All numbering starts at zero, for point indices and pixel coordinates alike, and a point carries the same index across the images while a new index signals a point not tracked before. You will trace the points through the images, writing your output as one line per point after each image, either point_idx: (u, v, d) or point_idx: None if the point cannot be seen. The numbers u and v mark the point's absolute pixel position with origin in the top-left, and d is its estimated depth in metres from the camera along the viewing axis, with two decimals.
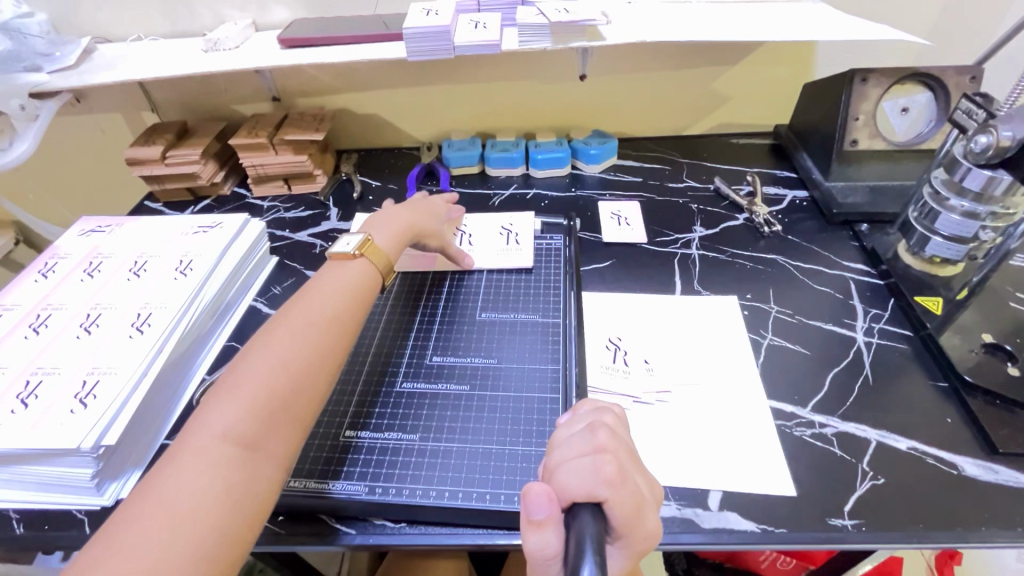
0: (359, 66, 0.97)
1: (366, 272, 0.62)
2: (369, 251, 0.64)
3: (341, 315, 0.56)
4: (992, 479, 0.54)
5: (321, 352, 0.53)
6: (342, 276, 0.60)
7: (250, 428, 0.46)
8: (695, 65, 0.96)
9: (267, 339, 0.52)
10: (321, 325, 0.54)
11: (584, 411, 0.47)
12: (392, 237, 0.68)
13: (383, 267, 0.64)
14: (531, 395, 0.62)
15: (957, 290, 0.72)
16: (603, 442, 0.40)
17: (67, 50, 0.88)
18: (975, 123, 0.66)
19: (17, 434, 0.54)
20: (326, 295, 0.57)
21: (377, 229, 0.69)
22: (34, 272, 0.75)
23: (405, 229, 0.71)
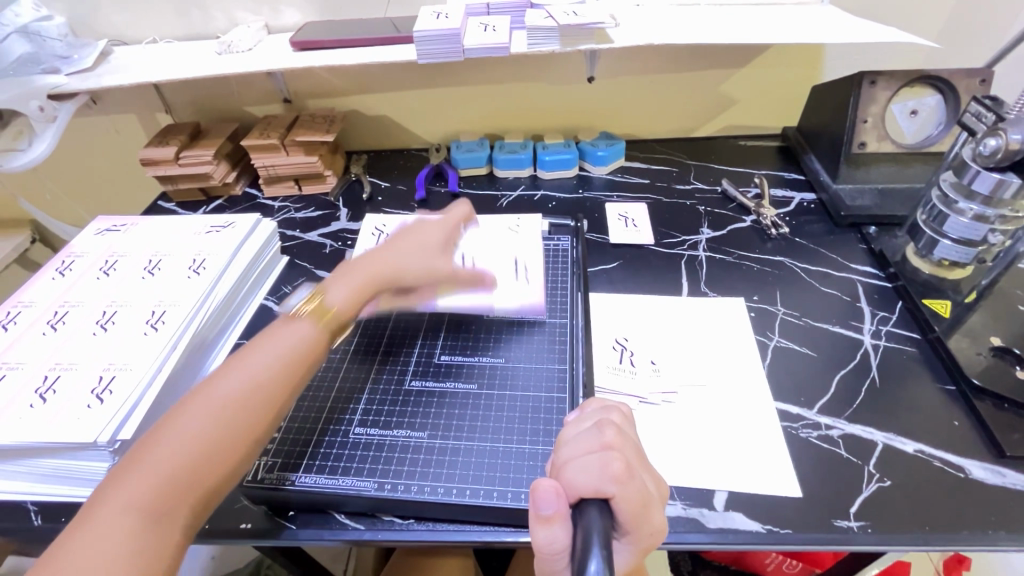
0: (369, 69, 0.98)
1: (311, 335, 0.54)
2: (318, 314, 0.56)
3: (271, 384, 0.50)
4: (1000, 482, 0.54)
5: (239, 430, 0.47)
6: (286, 335, 0.53)
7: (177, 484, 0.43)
8: (703, 67, 0.97)
9: (184, 407, 0.47)
10: (244, 400, 0.48)
11: (591, 410, 0.48)
12: (350, 292, 0.58)
13: (330, 328, 0.56)
14: (540, 395, 0.63)
15: (965, 293, 0.71)
16: (610, 440, 0.41)
17: (85, 53, 0.90)
18: (984, 126, 0.66)
19: (36, 428, 0.56)
20: (260, 357, 0.51)
21: (341, 280, 0.59)
22: (51, 270, 0.77)
23: (371, 281, 0.60)
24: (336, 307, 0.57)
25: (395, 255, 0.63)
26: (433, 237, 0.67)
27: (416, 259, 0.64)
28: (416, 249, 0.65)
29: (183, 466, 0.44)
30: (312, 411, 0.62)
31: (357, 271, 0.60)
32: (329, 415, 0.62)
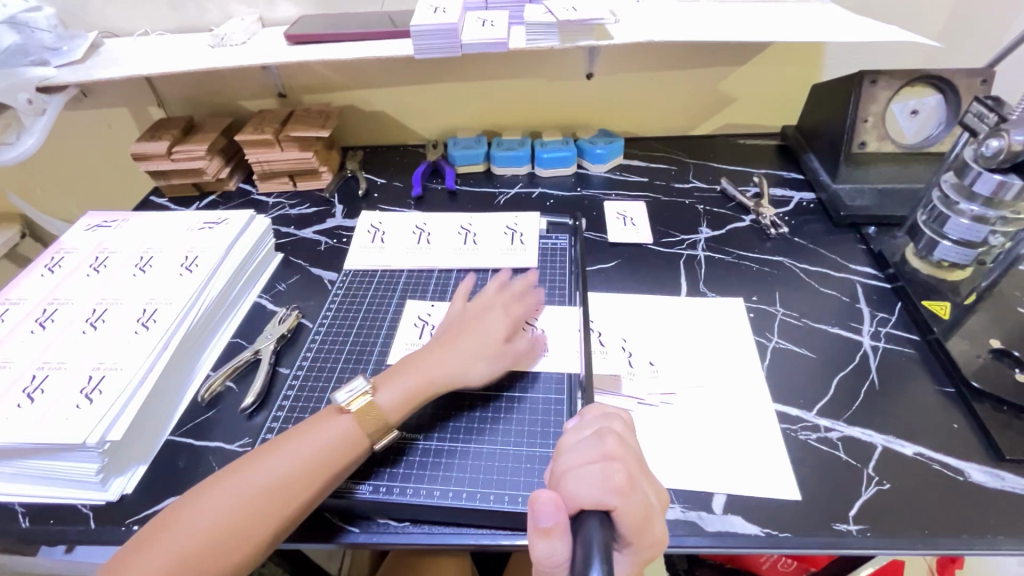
0: (365, 63, 0.96)
1: (349, 433, 0.53)
2: (363, 413, 0.54)
3: (301, 479, 0.49)
4: (999, 485, 0.54)
5: (259, 520, 0.47)
6: (323, 431, 0.52)
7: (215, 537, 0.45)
8: (703, 65, 0.96)
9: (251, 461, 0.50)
10: (272, 489, 0.48)
11: (591, 417, 0.48)
12: (399, 396, 0.56)
13: (371, 432, 0.54)
14: (538, 398, 0.62)
15: (964, 295, 0.71)
16: (611, 450, 0.41)
17: (74, 45, 0.89)
18: (986, 126, 0.66)
19: (24, 429, 0.55)
20: (298, 445, 0.51)
21: (390, 381, 0.57)
22: (40, 267, 0.76)
23: (419, 391, 0.57)
24: (383, 409, 0.55)
25: (452, 359, 0.60)
26: (495, 326, 0.63)
27: (477, 358, 0.60)
28: (474, 341, 0.61)
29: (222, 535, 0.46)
30: (308, 411, 0.62)
31: (407, 371, 0.58)
32: None
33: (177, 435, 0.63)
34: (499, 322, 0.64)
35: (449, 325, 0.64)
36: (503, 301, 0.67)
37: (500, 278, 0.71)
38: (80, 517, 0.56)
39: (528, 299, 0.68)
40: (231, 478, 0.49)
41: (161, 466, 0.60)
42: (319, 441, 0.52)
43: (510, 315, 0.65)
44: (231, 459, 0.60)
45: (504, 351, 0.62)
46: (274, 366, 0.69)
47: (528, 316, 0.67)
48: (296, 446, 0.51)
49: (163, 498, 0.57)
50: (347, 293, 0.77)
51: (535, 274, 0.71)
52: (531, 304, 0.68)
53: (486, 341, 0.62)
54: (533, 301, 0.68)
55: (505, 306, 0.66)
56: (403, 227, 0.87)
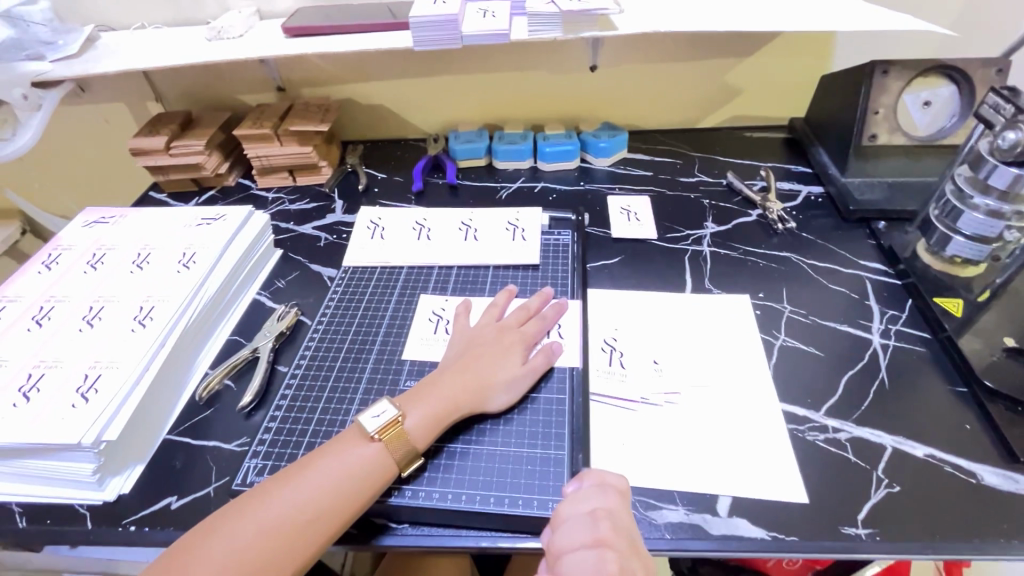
0: (364, 56, 0.95)
1: (371, 462, 0.51)
2: (392, 440, 0.52)
3: (321, 513, 0.48)
4: (1013, 488, 0.53)
5: (282, 555, 0.45)
6: (343, 458, 0.51)
7: (258, 551, 0.45)
8: (709, 56, 0.94)
9: (294, 476, 0.49)
10: (294, 524, 0.47)
11: (589, 488, 0.49)
12: (427, 421, 0.54)
13: (402, 458, 0.52)
14: (543, 399, 0.60)
15: (977, 292, 0.69)
16: (603, 535, 0.45)
17: (70, 38, 0.87)
18: (1003, 118, 0.64)
19: (19, 429, 0.54)
20: (325, 470, 0.50)
21: (417, 403, 0.55)
22: (37, 264, 0.75)
23: (447, 414, 0.55)
24: (410, 435, 0.53)
25: (476, 383, 0.58)
26: (517, 346, 0.62)
27: (500, 380, 0.59)
28: (499, 362, 0.60)
29: (260, 550, 0.45)
30: (307, 409, 0.62)
31: (435, 395, 0.56)
32: (322, 415, 0.61)
33: (174, 434, 0.62)
34: (520, 342, 0.62)
35: (467, 343, 0.63)
36: (520, 320, 0.65)
37: (512, 294, 0.69)
38: (77, 517, 0.56)
39: (548, 315, 0.66)
40: (255, 507, 0.47)
41: (158, 466, 0.59)
42: (341, 470, 0.50)
43: (529, 333, 0.64)
44: (229, 459, 0.59)
45: (527, 372, 0.60)
46: (272, 365, 0.68)
47: (541, 331, 0.65)
48: (317, 476, 0.49)
49: (160, 498, 0.57)
50: (346, 291, 0.76)
51: (548, 291, 0.69)
52: (551, 322, 0.66)
53: (511, 362, 0.60)
54: (553, 318, 0.66)
55: (523, 326, 0.65)
56: (403, 223, 0.86)
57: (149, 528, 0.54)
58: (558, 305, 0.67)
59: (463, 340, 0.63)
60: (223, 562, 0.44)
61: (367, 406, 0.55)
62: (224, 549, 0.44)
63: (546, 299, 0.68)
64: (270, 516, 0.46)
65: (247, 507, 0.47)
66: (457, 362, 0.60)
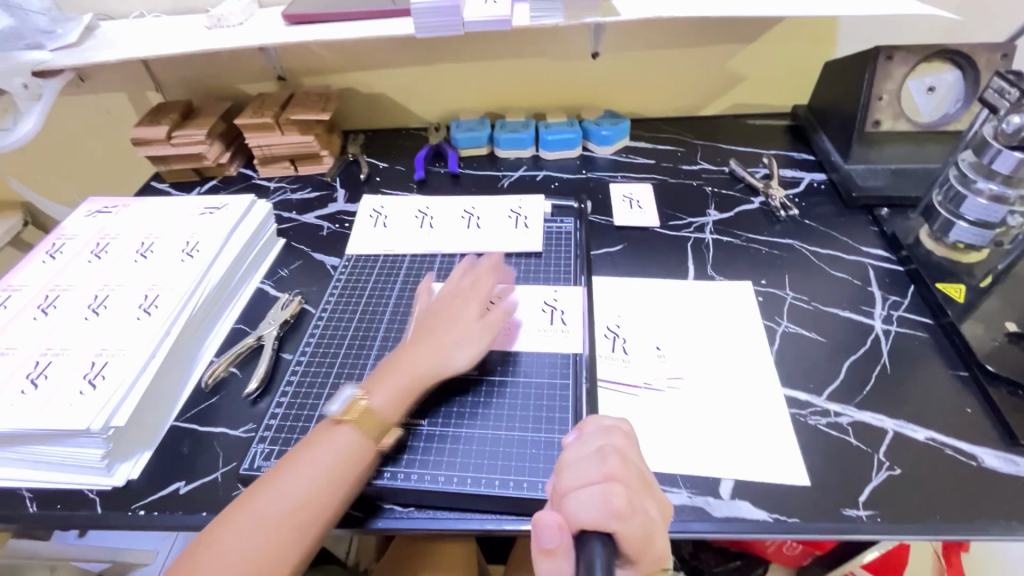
0: (365, 44, 0.94)
1: (349, 447, 0.51)
2: (363, 421, 0.53)
3: (309, 504, 0.48)
4: (1013, 470, 0.53)
5: (294, 540, 0.46)
6: (341, 442, 0.51)
7: (271, 538, 0.46)
8: (712, 42, 0.93)
9: (297, 463, 0.50)
10: (284, 519, 0.47)
11: (592, 431, 0.45)
12: (394, 395, 0.55)
13: (377, 434, 0.53)
14: (529, 381, 0.61)
15: (980, 277, 0.69)
16: (612, 471, 0.41)
17: (69, 28, 0.86)
18: (1007, 102, 0.64)
19: (28, 415, 0.55)
20: (325, 457, 0.50)
21: (380, 382, 0.56)
22: (41, 253, 0.75)
23: (413, 385, 0.56)
24: (379, 411, 0.54)
25: (432, 351, 0.58)
26: (467, 305, 0.62)
27: (456, 343, 0.59)
28: (450, 325, 0.60)
29: (273, 538, 0.46)
30: (312, 395, 0.62)
31: (394, 370, 0.56)
32: (327, 400, 0.61)
33: (181, 421, 0.63)
34: (466, 301, 0.63)
35: (421, 314, 0.63)
36: (471, 281, 0.66)
37: (468, 262, 0.70)
38: (87, 502, 0.56)
39: (489, 270, 0.67)
40: (263, 496, 0.48)
41: (166, 451, 0.60)
42: (341, 455, 0.51)
43: (480, 292, 0.64)
44: (236, 444, 0.60)
45: (484, 330, 0.61)
46: (277, 352, 0.69)
47: (492, 289, 0.65)
48: (297, 472, 0.49)
49: (168, 483, 0.57)
50: (350, 279, 0.76)
51: (500, 255, 0.70)
52: (496, 279, 0.67)
53: (462, 321, 0.61)
54: (496, 277, 0.67)
55: (470, 284, 0.65)
56: (405, 212, 0.86)
57: (158, 512, 0.55)
58: (505, 269, 0.68)
59: (421, 312, 0.64)
60: (217, 569, 0.43)
61: (332, 399, 0.56)
62: (216, 559, 0.44)
63: (497, 261, 0.69)
64: (279, 504, 0.47)
65: (253, 497, 0.48)
66: (414, 335, 0.60)
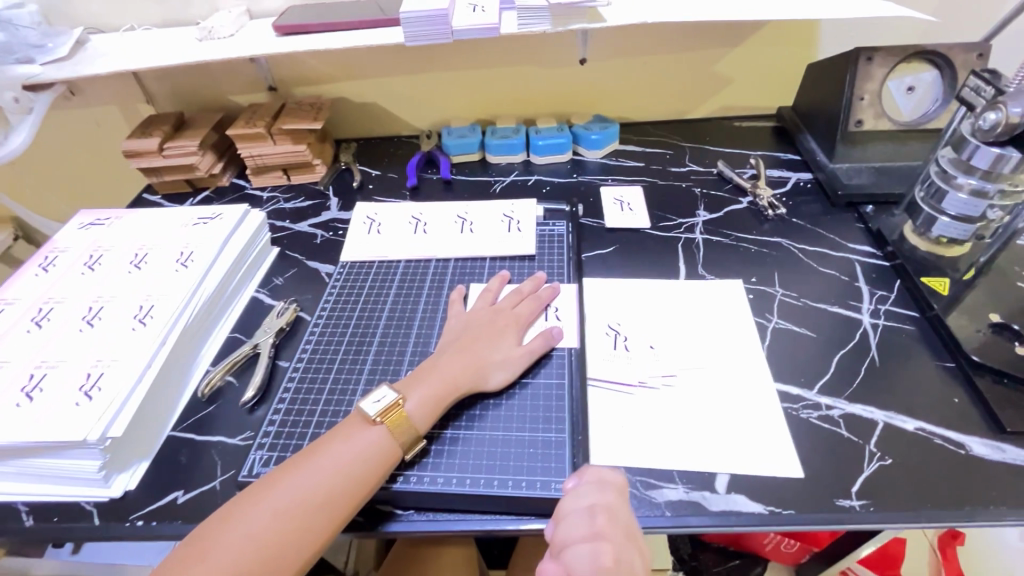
0: (356, 53, 0.95)
1: (378, 446, 0.52)
2: (394, 423, 0.53)
3: (333, 497, 0.48)
4: (1000, 457, 0.54)
5: (298, 540, 0.46)
6: (351, 443, 0.51)
7: (274, 537, 0.45)
8: (698, 47, 0.95)
9: (304, 463, 0.50)
10: (305, 509, 0.47)
11: (587, 487, 0.48)
12: (427, 401, 0.56)
13: (407, 439, 0.53)
14: (543, 382, 0.62)
15: (963, 270, 0.71)
16: (600, 527, 0.45)
17: (60, 42, 0.87)
18: (984, 100, 0.66)
19: (24, 427, 0.55)
20: (333, 458, 0.50)
21: (416, 387, 0.56)
22: (34, 266, 0.75)
23: (448, 395, 0.57)
24: (410, 416, 0.54)
25: (470, 363, 0.59)
26: (511, 328, 0.64)
27: (496, 361, 0.60)
28: (495, 343, 0.62)
29: (276, 537, 0.45)
30: (310, 401, 0.62)
31: (432, 376, 0.57)
32: (325, 407, 0.62)
33: (177, 431, 0.62)
34: (513, 325, 0.64)
35: (463, 325, 0.65)
36: (513, 303, 0.67)
37: (505, 279, 0.71)
38: (84, 514, 0.56)
39: (542, 297, 0.68)
40: (268, 495, 0.47)
41: (163, 461, 0.60)
42: (349, 456, 0.50)
43: (522, 316, 0.66)
44: (234, 452, 0.60)
45: (523, 352, 0.62)
46: (273, 360, 0.69)
47: (533, 313, 0.67)
48: (324, 462, 0.50)
49: (166, 492, 0.57)
50: (344, 286, 0.77)
51: (541, 275, 0.71)
52: (546, 303, 0.68)
53: (506, 345, 0.62)
54: (547, 300, 0.68)
55: (516, 307, 0.67)
56: (398, 218, 0.87)
57: (157, 522, 0.55)
58: (552, 289, 0.70)
59: (459, 324, 0.65)
60: (231, 562, 0.44)
61: (365, 394, 0.56)
62: (242, 537, 0.45)
63: (539, 283, 0.70)
64: (282, 504, 0.47)
65: (259, 497, 0.47)
66: (452, 345, 0.62)
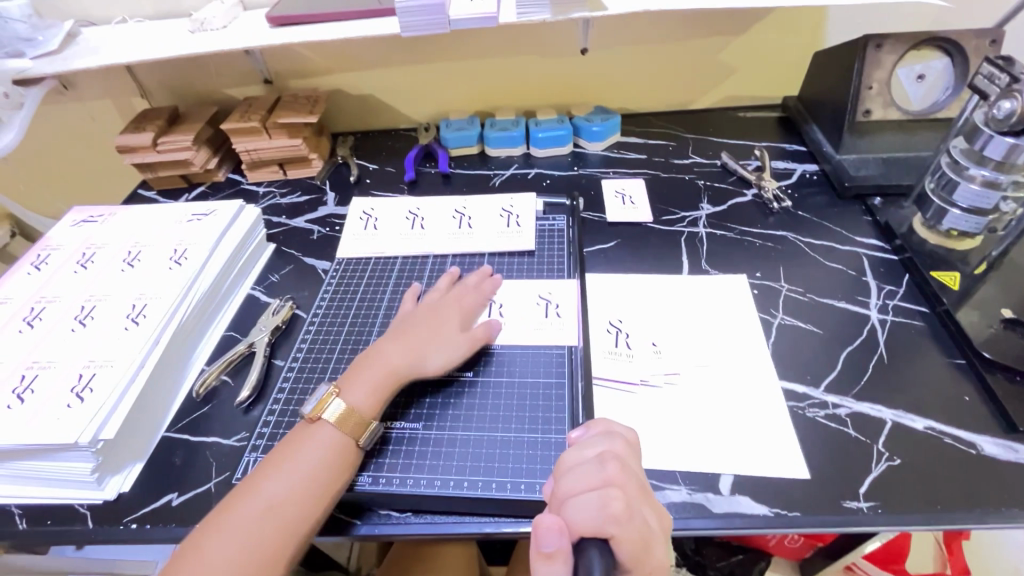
0: (351, 44, 0.93)
1: (348, 441, 0.52)
2: (342, 418, 0.53)
3: (314, 492, 0.48)
4: (1012, 457, 0.53)
5: (281, 542, 0.46)
6: (330, 443, 0.51)
7: (257, 539, 0.45)
8: (702, 35, 0.92)
9: (286, 463, 0.50)
10: (287, 509, 0.47)
11: (596, 435, 0.46)
12: (370, 392, 0.55)
13: (360, 432, 0.53)
14: (515, 378, 0.61)
15: (975, 264, 0.69)
16: (612, 476, 0.41)
17: (50, 35, 0.85)
18: (998, 88, 0.63)
19: (14, 429, 0.54)
20: (313, 459, 0.50)
21: (355, 378, 0.56)
22: (26, 264, 0.74)
23: (389, 385, 0.56)
24: (358, 409, 0.53)
25: (411, 351, 0.58)
26: (455, 316, 0.63)
27: (435, 347, 0.60)
28: (436, 330, 0.61)
29: (258, 540, 0.45)
30: (305, 401, 0.61)
31: (370, 366, 0.57)
32: (320, 406, 0.61)
33: (172, 432, 0.62)
34: (456, 312, 0.63)
35: (406, 317, 0.64)
36: (456, 293, 0.67)
37: (456, 274, 0.71)
38: (78, 517, 0.55)
39: (486, 289, 0.68)
40: (249, 497, 0.47)
41: (158, 463, 0.59)
42: (329, 455, 0.50)
43: (466, 305, 0.65)
44: (228, 454, 0.59)
45: (465, 338, 0.61)
46: (269, 359, 0.68)
47: (478, 304, 0.66)
48: (306, 463, 0.50)
49: (161, 494, 0.56)
50: (340, 283, 0.75)
51: (489, 267, 0.71)
52: (489, 296, 0.68)
53: (448, 331, 0.61)
54: (490, 292, 0.68)
55: (461, 297, 0.66)
56: (396, 213, 0.85)
57: (150, 525, 0.54)
58: (495, 280, 0.69)
59: (403, 316, 0.65)
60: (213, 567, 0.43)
61: (310, 395, 0.55)
62: (225, 539, 0.45)
63: (485, 275, 0.70)
64: (264, 506, 0.47)
65: (241, 500, 0.47)
66: (392, 336, 0.61)
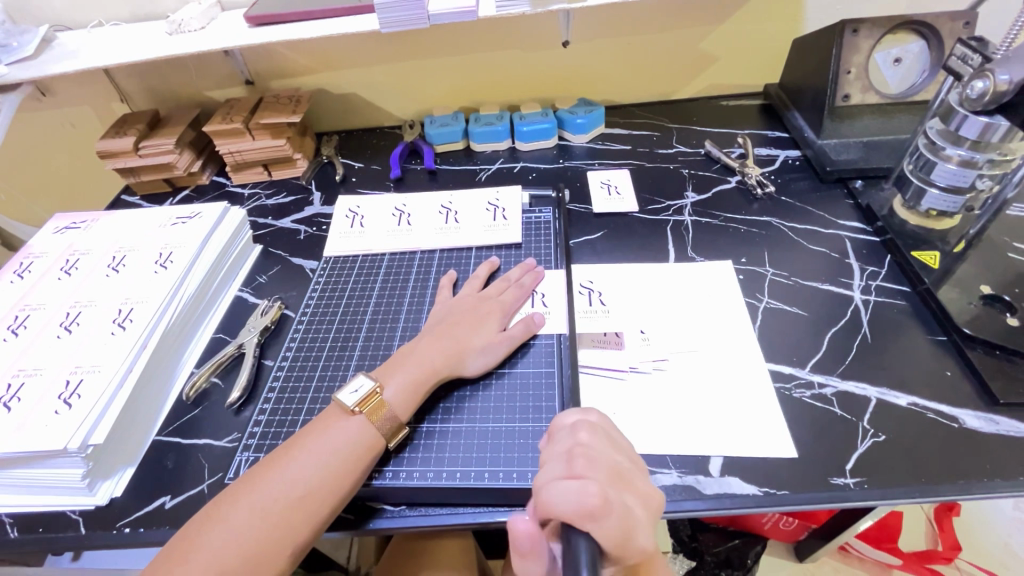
0: (332, 43, 0.93)
1: (357, 437, 0.51)
2: (373, 412, 0.52)
3: (313, 492, 0.47)
4: (992, 430, 0.54)
5: (282, 537, 0.45)
6: (330, 436, 0.50)
7: (257, 535, 0.44)
8: (682, 24, 0.93)
9: (285, 458, 0.49)
10: (288, 504, 0.46)
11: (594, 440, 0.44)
12: (405, 389, 0.55)
13: (387, 428, 0.53)
14: (518, 371, 0.61)
15: (954, 243, 0.71)
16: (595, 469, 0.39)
17: (25, 40, 0.84)
18: (971, 68, 0.65)
19: (2, 438, 0.53)
20: (313, 453, 0.49)
21: (393, 375, 0.56)
22: (9, 273, 0.73)
23: (427, 383, 0.56)
24: (390, 405, 0.53)
25: (448, 350, 0.58)
26: (493, 314, 0.63)
27: (476, 346, 0.60)
28: (477, 329, 0.61)
29: (259, 535, 0.44)
30: (296, 400, 0.61)
31: (409, 362, 0.57)
32: (311, 405, 0.61)
33: (163, 435, 0.61)
34: (497, 310, 0.63)
35: (446, 313, 0.64)
36: (498, 290, 0.67)
37: (494, 266, 0.72)
38: (71, 523, 0.55)
39: (526, 283, 0.68)
40: (248, 492, 0.47)
41: (149, 466, 0.59)
42: (329, 448, 0.50)
43: (506, 302, 0.65)
44: (220, 455, 0.59)
45: (503, 337, 0.61)
46: (259, 359, 0.67)
47: (517, 301, 0.66)
48: (306, 457, 0.49)
49: (154, 498, 0.56)
50: (328, 282, 0.75)
51: (531, 261, 0.71)
52: (529, 290, 0.67)
53: (488, 330, 0.61)
54: (531, 286, 0.68)
55: (501, 295, 0.66)
56: (382, 210, 0.85)
57: (144, 528, 0.54)
58: (536, 274, 0.69)
59: (443, 311, 0.65)
60: (215, 565, 0.42)
61: (342, 384, 0.55)
62: (224, 535, 0.44)
63: (528, 270, 0.70)
64: (261, 501, 0.46)
65: (238, 496, 0.46)
66: (428, 331, 0.61)
